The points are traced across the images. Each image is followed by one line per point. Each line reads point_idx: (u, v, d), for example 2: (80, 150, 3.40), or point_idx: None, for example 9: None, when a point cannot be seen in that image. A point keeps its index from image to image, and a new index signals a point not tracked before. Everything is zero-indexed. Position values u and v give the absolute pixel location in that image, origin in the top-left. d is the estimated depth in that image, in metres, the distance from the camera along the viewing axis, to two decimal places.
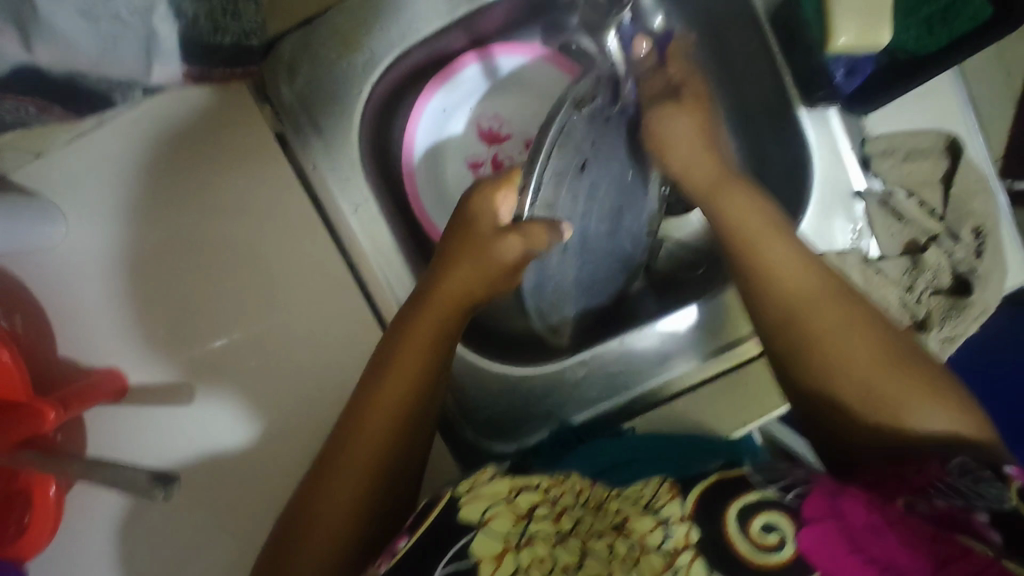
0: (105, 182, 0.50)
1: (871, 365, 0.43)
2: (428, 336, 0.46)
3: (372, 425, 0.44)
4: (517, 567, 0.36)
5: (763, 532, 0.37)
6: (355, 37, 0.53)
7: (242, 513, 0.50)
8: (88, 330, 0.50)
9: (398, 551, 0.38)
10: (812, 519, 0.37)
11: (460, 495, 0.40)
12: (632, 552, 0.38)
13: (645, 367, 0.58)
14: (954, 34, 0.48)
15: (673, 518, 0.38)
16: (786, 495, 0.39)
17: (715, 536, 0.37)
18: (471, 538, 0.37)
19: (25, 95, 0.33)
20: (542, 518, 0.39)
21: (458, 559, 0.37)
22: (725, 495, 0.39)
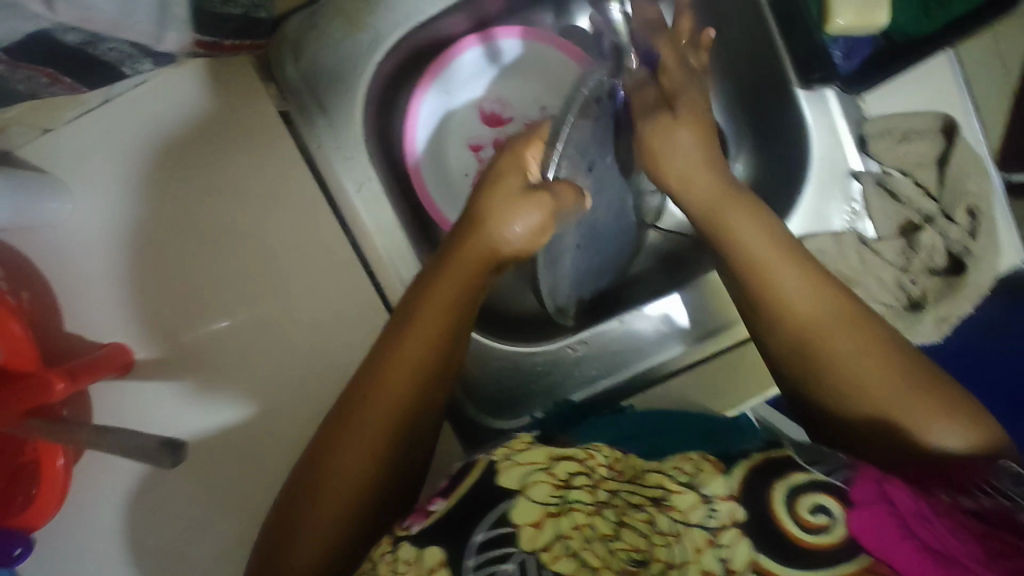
0: (111, 158, 0.50)
1: (876, 373, 0.43)
2: (442, 308, 0.45)
3: (384, 395, 0.44)
4: (556, 533, 0.39)
5: (812, 514, 0.37)
6: (359, 17, 0.54)
7: (248, 486, 0.51)
8: (96, 305, 0.51)
9: (432, 513, 0.41)
10: (863, 501, 0.37)
11: (498, 461, 0.42)
12: (675, 527, 0.38)
13: (646, 346, 0.59)
14: (950, 17, 0.49)
15: (717, 497, 0.38)
16: (834, 477, 0.39)
17: (762, 516, 0.38)
18: (511, 505, 0.40)
19: (39, 64, 0.34)
20: (579, 487, 0.41)
21: (499, 526, 0.39)
22: (769, 475, 0.39)
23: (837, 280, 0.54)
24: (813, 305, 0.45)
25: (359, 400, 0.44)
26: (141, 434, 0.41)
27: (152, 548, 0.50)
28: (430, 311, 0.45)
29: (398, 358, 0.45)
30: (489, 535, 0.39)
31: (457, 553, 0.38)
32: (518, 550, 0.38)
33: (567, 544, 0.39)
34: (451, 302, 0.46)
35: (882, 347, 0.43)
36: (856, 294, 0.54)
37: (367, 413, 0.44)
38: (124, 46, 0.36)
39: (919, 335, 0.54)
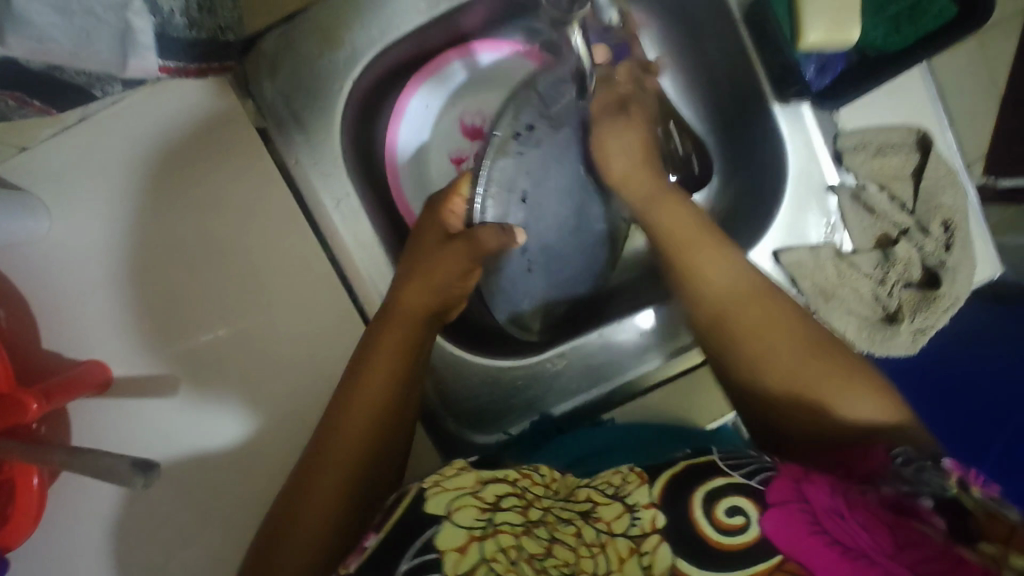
0: (88, 176, 0.50)
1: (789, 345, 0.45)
2: (407, 322, 0.48)
3: (356, 417, 0.45)
4: (480, 556, 0.37)
5: (727, 515, 0.38)
6: (336, 33, 0.54)
7: (227, 503, 0.51)
8: (74, 323, 0.50)
9: (366, 548, 0.38)
10: (775, 502, 0.38)
11: (428, 488, 0.41)
12: (600, 538, 0.39)
13: (625, 359, 0.59)
14: (919, 33, 0.49)
15: (641, 505, 0.39)
16: (753, 479, 0.39)
17: (680, 521, 0.38)
18: (434, 532, 0.38)
19: (5, 89, 0.34)
20: (508, 508, 0.40)
21: (424, 553, 0.37)
22: (691, 482, 0.40)
23: (814, 293, 0.54)
24: (729, 280, 0.47)
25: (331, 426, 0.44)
26: (113, 455, 0.41)
27: (130, 567, 0.50)
28: (393, 331, 0.47)
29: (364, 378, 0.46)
30: (413, 563, 0.37)
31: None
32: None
33: (492, 570, 0.37)
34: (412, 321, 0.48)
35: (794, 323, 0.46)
36: (834, 308, 0.54)
37: (338, 436, 0.44)
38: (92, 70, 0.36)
39: (895, 347, 0.54)
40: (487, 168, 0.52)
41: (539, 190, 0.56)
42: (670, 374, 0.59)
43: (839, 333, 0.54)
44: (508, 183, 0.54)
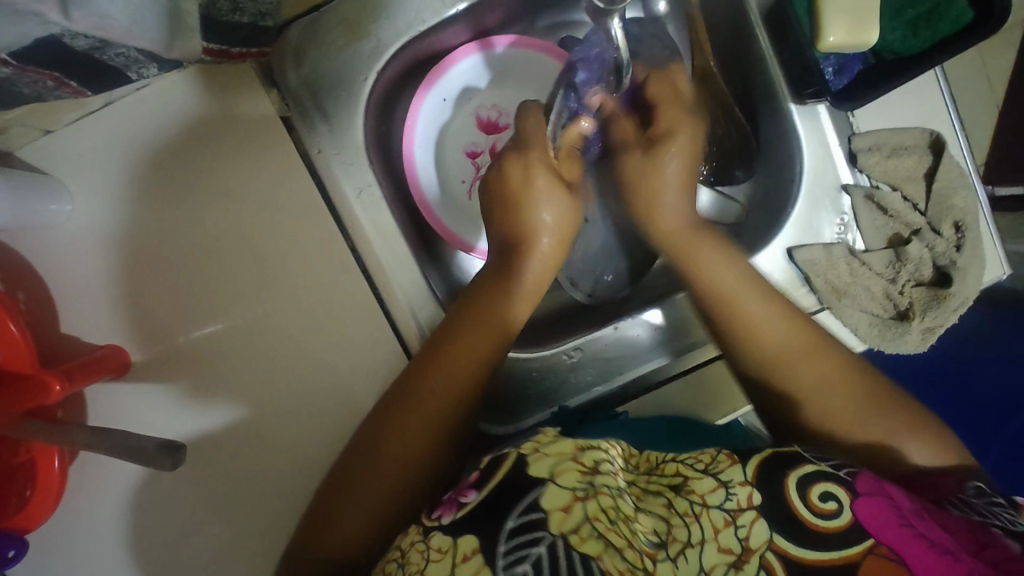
0: (110, 161, 0.51)
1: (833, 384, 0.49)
2: (490, 322, 0.50)
3: (428, 404, 0.47)
4: (583, 516, 0.40)
5: (821, 500, 0.41)
6: (362, 25, 0.54)
7: (240, 490, 0.51)
8: (94, 306, 0.51)
9: (464, 504, 0.43)
10: (865, 492, 0.41)
11: (528, 454, 0.44)
12: (695, 509, 0.41)
13: (641, 352, 0.59)
14: (936, 36, 0.51)
15: (736, 482, 0.42)
16: (840, 471, 0.43)
17: (777, 498, 0.41)
18: (539, 493, 0.41)
19: (48, 67, 0.34)
20: (608, 471, 0.42)
21: (531, 511, 0.41)
22: (784, 464, 0.43)
23: (826, 291, 0.55)
24: (784, 331, 0.50)
25: (402, 409, 0.47)
26: (140, 437, 0.41)
27: (144, 552, 0.50)
28: (466, 342, 0.49)
29: (432, 381, 0.47)
30: (520, 521, 0.40)
31: (490, 538, 0.40)
32: (548, 533, 0.40)
33: (595, 526, 0.40)
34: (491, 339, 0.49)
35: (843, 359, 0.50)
36: (845, 305, 0.56)
37: (403, 429, 0.46)
38: (132, 52, 0.36)
39: (905, 344, 0.55)
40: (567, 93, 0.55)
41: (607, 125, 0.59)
42: (685, 368, 0.60)
43: (850, 329, 0.56)
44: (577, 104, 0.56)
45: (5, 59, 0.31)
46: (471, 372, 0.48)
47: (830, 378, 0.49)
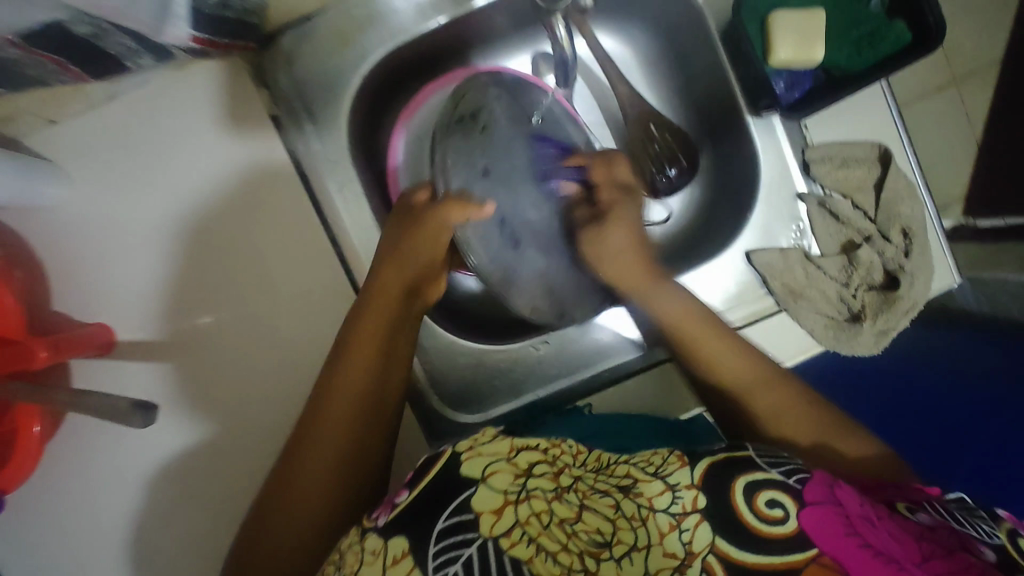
0: (110, 152, 0.54)
1: (754, 381, 0.53)
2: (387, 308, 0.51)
3: (344, 397, 0.48)
4: (515, 518, 0.40)
5: (768, 507, 0.42)
6: (349, 33, 0.57)
7: (209, 464, 0.53)
8: (79, 293, 0.54)
9: (398, 504, 0.41)
10: (812, 501, 0.42)
11: (461, 452, 0.43)
12: (641, 512, 0.42)
13: (602, 347, 0.63)
14: (878, 55, 0.55)
15: (682, 486, 0.43)
16: (791, 479, 0.43)
17: (722, 503, 0.42)
18: (471, 493, 0.41)
19: (49, 50, 0.38)
20: (541, 474, 0.43)
21: (459, 513, 0.40)
22: (732, 470, 0.44)
23: (784, 293, 0.58)
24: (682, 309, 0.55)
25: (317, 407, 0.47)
26: (114, 397, 0.43)
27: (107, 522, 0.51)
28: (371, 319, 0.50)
29: (349, 371, 0.48)
30: (448, 523, 0.40)
31: (420, 543, 0.39)
32: (478, 536, 0.39)
33: (526, 530, 0.40)
34: (395, 302, 0.52)
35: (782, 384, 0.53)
36: (802, 306, 0.58)
37: (327, 423, 0.47)
38: (129, 41, 0.40)
39: (859, 346, 0.58)
40: (442, 145, 0.54)
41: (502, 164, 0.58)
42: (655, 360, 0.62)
43: (807, 331, 0.58)
44: (464, 156, 0.54)
45: (13, 37, 0.35)
46: (377, 351, 0.50)
47: (768, 380, 0.53)
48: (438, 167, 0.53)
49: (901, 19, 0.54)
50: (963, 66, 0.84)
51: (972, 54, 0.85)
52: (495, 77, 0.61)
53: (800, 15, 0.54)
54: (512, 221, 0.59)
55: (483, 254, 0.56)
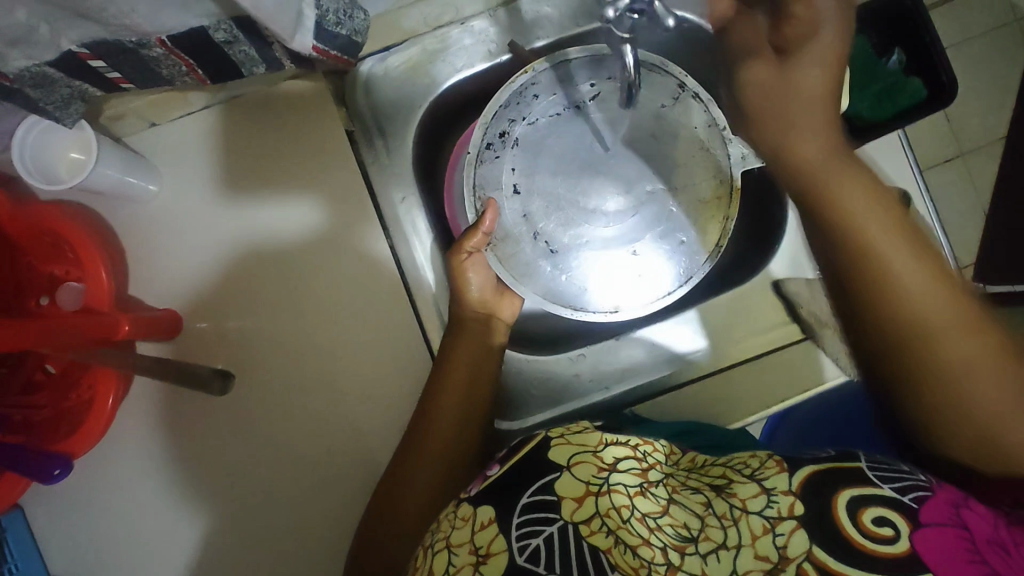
0: (197, 155, 0.60)
1: (939, 316, 0.43)
2: (475, 346, 0.59)
3: (441, 418, 0.56)
4: (596, 508, 0.43)
5: (876, 524, 0.40)
6: (421, 65, 0.64)
7: (267, 445, 0.59)
8: (215, 245, 0.60)
9: (489, 476, 0.48)
10: (929, 522, 0.40)
11: (552, 438, 0.49)
12: (733, 513, 0.42)
13: (642, 360, 0.65)
14: (898, 108, 0.60)
15: (778, 490, 0.42)
16: (906, 496, 0.41)
17: (822, 513, 0.41)
18: (556, 478, 0.45)
19: (186, 53, 0.44)
20: (624, 470, 0.45)
21: (543, 493, 0.44)
22: (839, 480, 0.43)
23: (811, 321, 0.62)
24: (861, 202, 0.44)
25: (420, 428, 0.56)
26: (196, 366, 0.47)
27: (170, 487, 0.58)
28: (466, 352, 0.58)
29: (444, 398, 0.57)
30: (532, 498, 0.44)
31: (505, 513, 0.44)
32: (561, 519, 0.43)
33: (606, 521, 0.42)
34: (480, 345, 0.60)
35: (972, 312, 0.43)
36: None
37: (428, 441, 0.56)
38: (251, 51, 0.46)
39: None
40: (471, 177, 0.62)
41: (535, 175, 0.64)
42: (699, 375, 0.65)
43: (834, 359, 0.62)
44: (494, 182, 0.63)
45: (164, 37, 0.41)
46: (460, 402, 0.57)
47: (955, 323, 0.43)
48: (476, 198, 0.63)
49: (916, 77, 0.60)
50: (967, 137, 0.91)
51: (978, 129, 0.92)
52: (511, 89, 0.60)
53: None
54: (546, 231, 0.64)
55: (512, 264, 0.63)
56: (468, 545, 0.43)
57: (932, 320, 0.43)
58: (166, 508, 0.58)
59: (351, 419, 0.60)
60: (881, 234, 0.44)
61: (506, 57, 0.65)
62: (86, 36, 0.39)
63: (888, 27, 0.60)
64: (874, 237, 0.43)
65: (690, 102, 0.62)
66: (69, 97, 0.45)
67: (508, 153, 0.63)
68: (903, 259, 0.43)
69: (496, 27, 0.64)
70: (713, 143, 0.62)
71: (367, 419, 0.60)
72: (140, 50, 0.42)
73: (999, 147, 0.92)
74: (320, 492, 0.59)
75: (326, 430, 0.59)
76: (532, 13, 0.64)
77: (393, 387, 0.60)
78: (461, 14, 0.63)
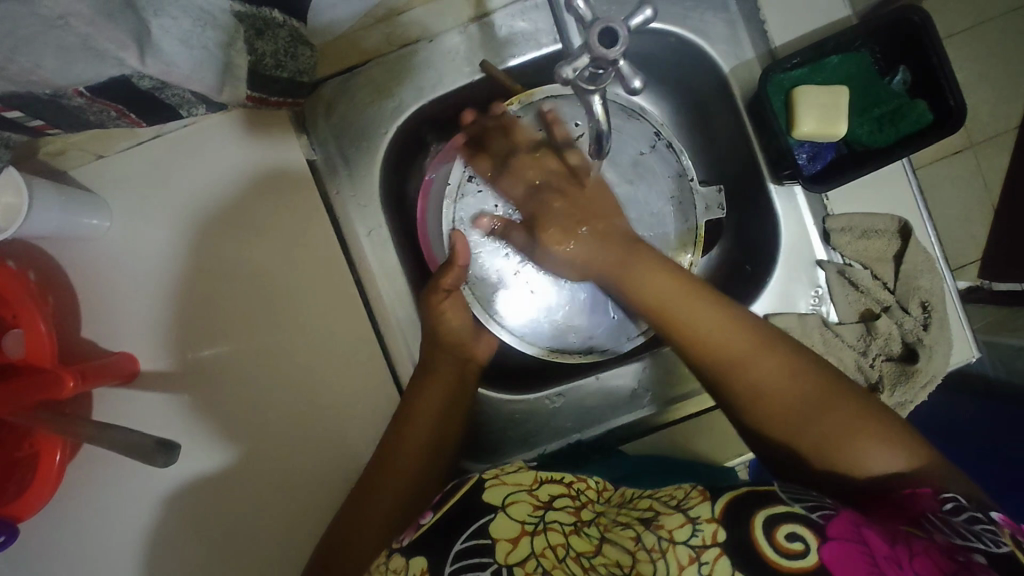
0: (149, 188, 0.56)
1: (729, 344, 0.49)
2: (451, 373, 0.57)
3: (411, 448, 0.53)
4: (531, 549, 0.42)
5: (788, 540, 0.39)
6: (387, 85, 0.59)
7: (228, 495, 0.56)
8: (185, 215, 0.56)
9: (422, 525, 0.45)
10: (834, 535, 0.39)
11: (487, 480, 0.48)
12: (661, 544, 0.40)
13: (627, 400, 0.62)
14: (901, 133, 0.56)
15: (702, 518, 0.41)
16: (811, 512, 0.40)
17: (741, 537, 0.40)
18: (491, 519, 0.44)
19: (112, 102, 0.40)
20: (560, 507, 0.46)
21: (476, 537, 0.43)
22: (754, 503, 0.41)
23: None
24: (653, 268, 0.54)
25: (385, 456, 0.53)
26: (140, 434, 0.45)
27: (129, 540, 0.56)
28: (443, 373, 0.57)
29: (416, 424, 0.54)
30: (465, 545, 0.43)
31: (438, 560, 0.43)
32: (495, 561, 0.42)
33: (540, 561, 0.41)
34: (453, 372, 0.57)
35: (774, 348, 0.49)
36: None
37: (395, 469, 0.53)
38: (186, 93, 0.42)
39: None
40: (453, 213, 0.63)
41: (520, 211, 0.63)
42: (685, 415, 0.62)
43: None
44: (478, 222, 0.63)
45: (81, 91, 0.37)
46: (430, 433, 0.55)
47: (754, 351, 0.49)
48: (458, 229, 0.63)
49: (922, 99, 0.55)
50: (976, 128, 0.86)
51: (982, 119, 0.86)
52: (495, 116, 0.60)
53: (826, 93, 0.55)
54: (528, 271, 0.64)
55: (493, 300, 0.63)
56: None
57: (733, 356, 0.49)
58: (128, 562, 0.56)
59: (316, 466, 0.57)
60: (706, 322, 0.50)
61: (479, 76, 0.59)
62: None
63: (892, 43, 0.56)
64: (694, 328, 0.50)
65: (665, 151, 0.63)
66: None
67: (489, 192, 0.63)
68: (693, 308, 0.51)
69: (468, 44, 0.59)
70: (682, 194, 0.63)
71: (333, 468, 0.57)
72: (59, 100, 0.38)
73: (1004, 138, 0.86)
74: (285, 543, 0.56)
75: (290, 478, 0.56)
76: (506, 29, 0.59)
77: (361, 433, 0.57)
78: (430, 31, 0.58)
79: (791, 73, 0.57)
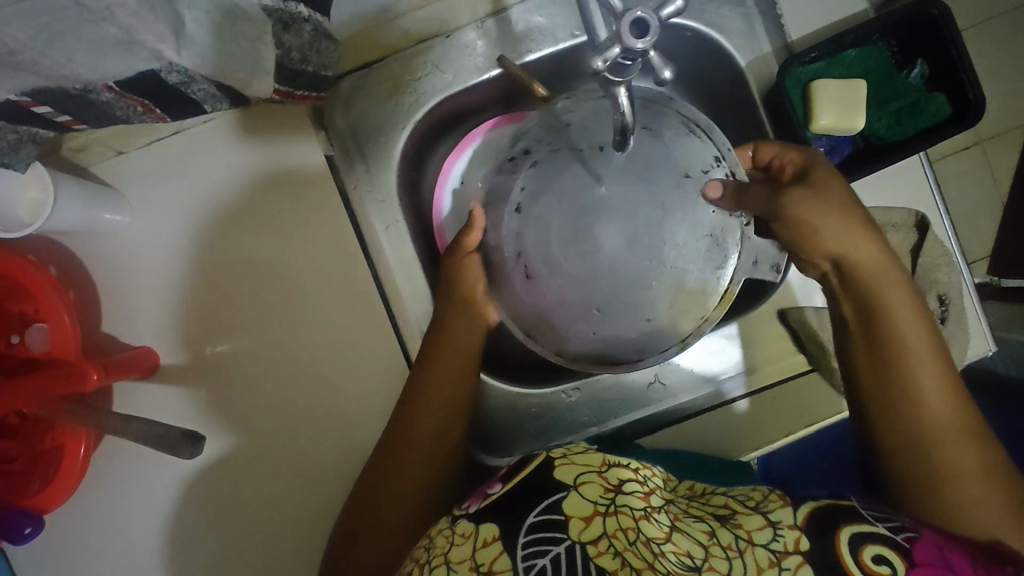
0: (169, 182, 0.56)
1: (919, 349, 0.48)
2: (461, 354, 0.55)
3: (421, 435, 0.53)
4: (603, 530, 0.41)
5: (874, 562, 0.39)
6: (404, 80, 0.59)
7: (248, 488, 0.57)
8: (205, 210, 0.56)
9: (490, 494, 0.46)
10: (920, 561, 0.39)
11: (557, 459, 0.47)
12: (739, 544, 0.40)
13: (642, 392, 0.62)
14: (919, 127, 0.56)
15: (784, 524, 0.41)
16: (897, 534, 0.41)
17: (825, 553, 0.40)
18: (563, 498, 0.43)
19: (139, 96, 0.40)
20: (632, 492, 0.43)
21: (550, 513, 0.42)
22: (837, 518, 0.42)
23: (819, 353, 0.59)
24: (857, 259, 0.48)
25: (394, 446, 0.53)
26: (165, 426, 0.45)
27: (149, 532, 0.56)
28: (451, 356, 0.54)
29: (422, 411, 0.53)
30: (541, 518, 0.42)
31: (510, 530, 0.42)
32: (569, 538, 0.41)
33: (613, 542, 0.40)
34: (464, 352, 0.55)
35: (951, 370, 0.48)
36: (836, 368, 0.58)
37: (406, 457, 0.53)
38: (211, 88, 0.43)
39: None
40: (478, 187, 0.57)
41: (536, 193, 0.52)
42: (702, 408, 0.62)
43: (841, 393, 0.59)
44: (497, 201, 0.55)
45: (110, 86, 0.37)
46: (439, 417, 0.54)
47: (933, 362, 0.48)
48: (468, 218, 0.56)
49: (941, 92, 0.56)
50: (989, 125, 0.86)
51: (994, 116, 0.86)
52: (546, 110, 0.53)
53: (844, 87, 0.56)
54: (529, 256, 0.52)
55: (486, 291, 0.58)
56: (467, 562, 0.41)
57: (920, 359, 0.48)
58: (149, 554, 0.56)
59: (334, 460, 0.57)
60: (916, 336, 0.48)
61: (496, 71, 0.60)
62: (26, 87, 0.35)
63: (909, 36, 0.56)
64: (887, 324, 0.48)
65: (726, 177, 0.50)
66: (19, 141, 0.43)
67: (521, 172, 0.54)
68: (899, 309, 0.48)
69: (484, 39, 0.59)
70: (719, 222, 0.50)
71: (352, 462, 0.57)
72: (87, 95, 0.39)
73: (1017, 134, 0.86)
74: (305, 536, 0.56)
75: (310, 472, 0.57)
76: (523, 24, 0.59)
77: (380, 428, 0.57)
78: (448, 26, 0.59)
79: (809, 67, 0.57)
